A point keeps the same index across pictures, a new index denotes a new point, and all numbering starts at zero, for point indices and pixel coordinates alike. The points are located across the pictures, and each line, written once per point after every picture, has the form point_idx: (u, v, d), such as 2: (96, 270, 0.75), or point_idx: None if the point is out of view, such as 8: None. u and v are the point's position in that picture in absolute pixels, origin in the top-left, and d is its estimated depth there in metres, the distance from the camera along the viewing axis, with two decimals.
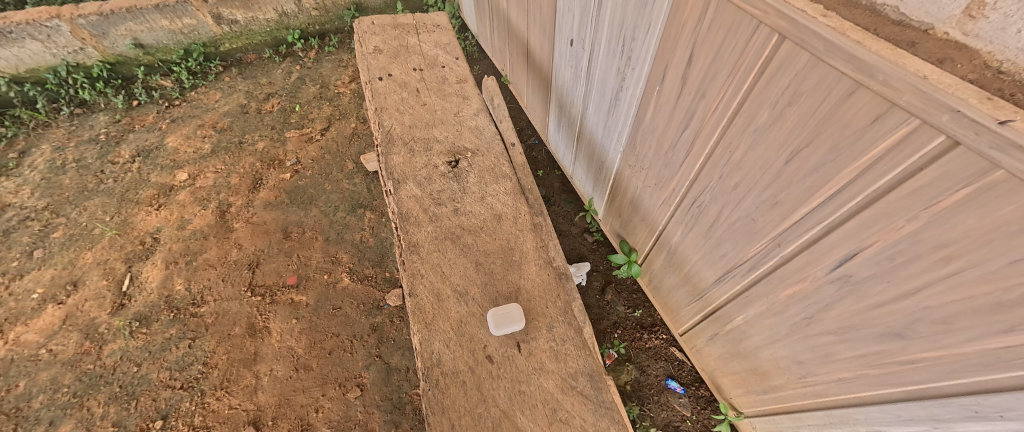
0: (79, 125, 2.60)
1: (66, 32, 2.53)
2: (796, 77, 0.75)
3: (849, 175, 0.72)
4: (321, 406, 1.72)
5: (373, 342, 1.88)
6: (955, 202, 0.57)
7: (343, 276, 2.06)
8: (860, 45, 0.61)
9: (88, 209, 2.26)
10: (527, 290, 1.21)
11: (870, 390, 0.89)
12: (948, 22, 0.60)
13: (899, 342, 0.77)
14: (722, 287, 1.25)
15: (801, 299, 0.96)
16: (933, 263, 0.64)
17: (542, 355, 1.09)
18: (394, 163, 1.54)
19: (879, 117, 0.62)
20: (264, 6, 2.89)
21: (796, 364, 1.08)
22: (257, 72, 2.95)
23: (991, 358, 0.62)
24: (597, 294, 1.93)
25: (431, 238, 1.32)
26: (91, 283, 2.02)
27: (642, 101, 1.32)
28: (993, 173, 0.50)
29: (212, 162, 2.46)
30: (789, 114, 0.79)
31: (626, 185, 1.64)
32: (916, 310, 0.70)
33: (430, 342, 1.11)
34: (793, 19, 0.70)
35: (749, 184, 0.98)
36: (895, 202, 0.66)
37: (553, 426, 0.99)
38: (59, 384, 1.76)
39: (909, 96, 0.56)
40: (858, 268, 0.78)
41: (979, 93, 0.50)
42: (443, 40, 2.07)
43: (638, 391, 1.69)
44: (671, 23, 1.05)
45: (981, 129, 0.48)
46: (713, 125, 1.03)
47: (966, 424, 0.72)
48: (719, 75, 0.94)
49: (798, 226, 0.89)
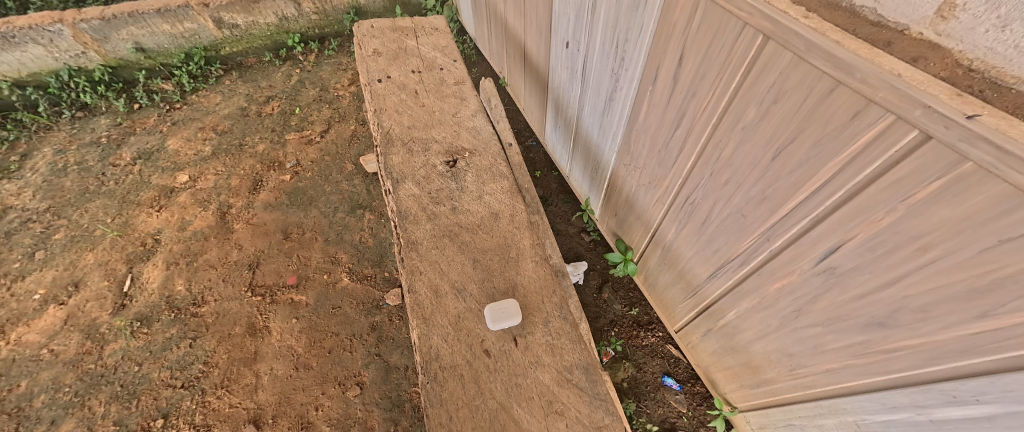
0: (80, 128, 2.62)
1: (68, 36, 2.56)
2: (780, 76, 0.78)
3: (831, 170, 0.75)
4: (320, 404, 1.74)
5: (372, 341, 1.90)
6: (928, 195, 0.60)
7: (343, 275, 2.08)
8: (839, 45, 0.64)
9: (89, 211, 2.28)
10: (524, 287, 1.23)
11: (857, 380, 0.92)
12: (921, 22, 0.62)
13: (881, 331, 0.79)
14: (716, 282, 1.27)
15: (790, 293, 0.99)
16: (912, 253, 0.67)
17: (538, 349, 1.11)
18: (393, 163, 1.57)
19: (858, 113, 0.65)
20: (265, 10, 2.92)
21: (786, 357, 1.10)
22: (257, 75, 2.99)
23: (967, 344, 0.65)
24: (594, 292, 1.96)
25: (429, 235, 1.35)
26: (92, 284, 2.03)
27: (635, 102, 1.35)
28: (962, 165, 0.53)
29: (213, 164, 2.48)
30: (774, 111, 0.82)
31: (621, 184, 1.67)
32: (896, 299, 0.73)
33: (429, 336, 1.13)
34: (775, 20, 0.74)
35: (738, 180, 1.01)
36: (874, 195, 0.68)
37: (550, 418, 1.01)
38: (60, 383, 1.77)
39: (885, 93, 0.58)
40: (841, 260, 0.81)
41: (949, 90, 0.53)
42: (442, 42, 2.10)
43: (635, 388, 1.71)
44: (662, 24, 1.08)
45: (950, 123, 0.51)
46: (704, 124, 1.06)
47: (945, 409, 0.75)
48: (708, 74, 0.97)
49: (785, 221, 0.91)
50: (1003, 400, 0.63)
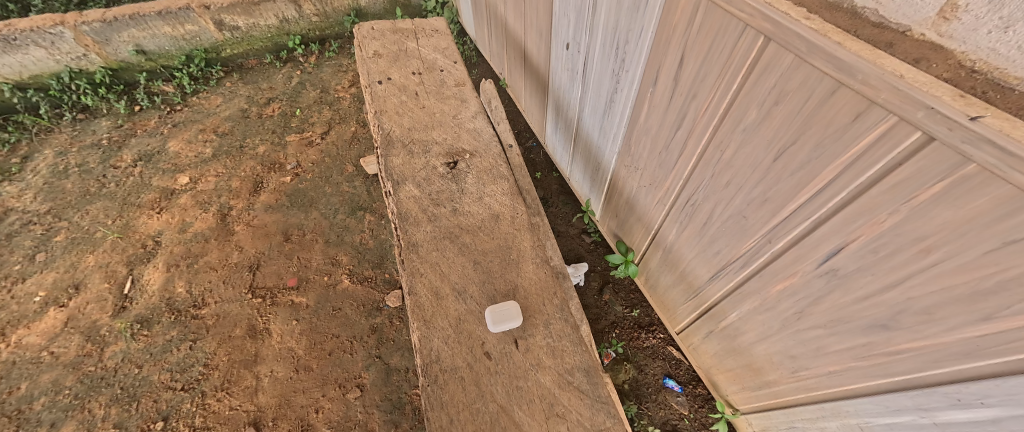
0: (81, 130, 2.62)
1: (70, 38, 2.57)
2: (782, 77, 0.78)
3: (832, 172, 0.75)
4: (321, 407, 1.73)
5: (372, 343, 1.90)
6: (930, 196, 0.60)
7: (343, 277, 2.07)
8: (841, 46, 0.64)
9: (90, 213, 2.28)
10: (524, 288, 1.23)
11: (860, 382, 0.91)
12: (923, 23, 0.62)
13: (884, 333, 0.79)
14: (717, 283, 1.27)
15: (791, 294, 0.98)
16: (915, 255, 0.66)
17: (539, 352, 1.11)
18: (393, 164, 1.56)
19: (860, 114, 0.65)
20: (265, 12, 2.93)
21: (788, 359, 1.10)
22: (258, 77, 2.99)
23: (971, 346, 0.65)
24: (595, 294, 1.95)
25: (430, 237, 1.34)
26: (92, 286, 2.03)
27: (636, 103, 1.35)
28: (965, 167, 0.53)
29: (213, 166, 2.48)
30: (776, 113, 0.82)
31: (622, 185, 1.67)
32: (899, 301, 0.73)
33: (429, 339, 1.13)
34: (777, 21, 0.73)
35: (739, 181, 1.01)
36: (877, 196, 0.68)
37: (550, 421, 1.01)
38: (61, 386, 1.77)
39: (887, 94, 0.58)
40: (844, 262, 0.81)
41: (952, 91, 0.52)
42: (442, 44, 2.10)
43: (636, 390, 1.70)
44: (663, 25, 1.08)
45: (953, 124, 0.51)
46: (705, 125, 1.05)
47: (949, 412, 0.74)
48: (708, 76, 0.97)
49: (787, 222, 0.91)
50: (1008, 404, 0.63)
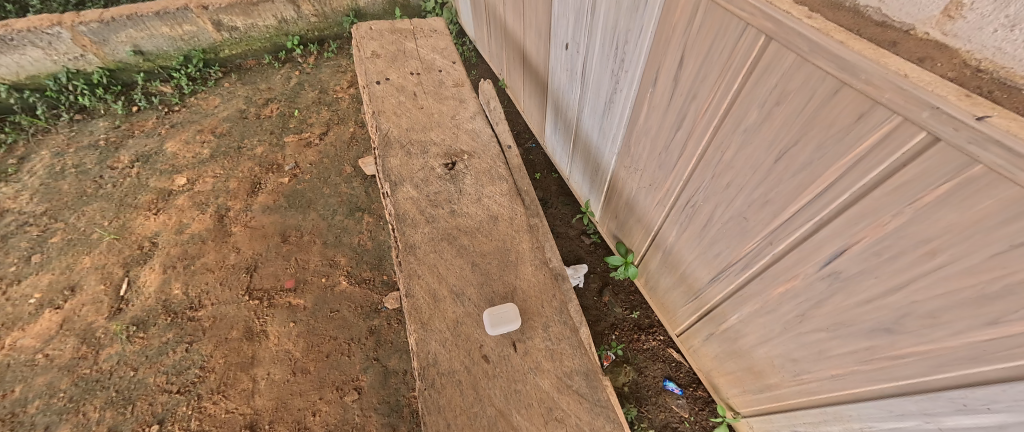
0: (78, 131, 2.61)
1: (67, 39, 2.55)
2: (783, 77, 0.76)
3: (834, 173, 0.74)
4: (318, 410, 1.72)
5: (370, 345, 1.88)
6: (934, 198, 0.59)
7: (341, 279, 2.06)
8: (843, 45, 0.63)
9: (87, 214, 2.27)
10: (523, 290, 1.22)
11: (863, 387, 0.90)
12: (927, 22, 0.61)
13: (888, 337, 0.78)
14: (718, 286, 1.26)
15: (793, 297, 0.97)
16: (920, 257, 0.65)
17: (538, 355, 1.10)
18: (391, 165, 1.55)
19: (863, 115, 0.64)
20: (264, 12, 2.91)
21: (790, 362, 1.09)
22: (257, 77, 2.98)
23: (976, 351, 0.63)
24: (594, 295, 1.94)
25: (427, 239, 1.33)
26: (88, 288, 2.02)
27: (635, 103, 1.34)
28: (971, 168, 0.52)
29: (211, 167, 2.47)
30: (777, 113, 0.81)
31: (621, 186, 1.66)
32: (904, 305, 0.71)
33: (426, 341, 1.11)
34: (777, 20, 0.72)
35: (740, 183, 1.00)
36: (880, 198, 0.67)
37: (548, 425, 0.99)
38: (55, 388, 1.75)
39: (891, 93, 0.57)
40: (846, 265, 0.80)
41: (957, 91, 0.51)
42: (441, 44, 2.09)
43: (636, 392, 1.69)
44: (662, 25, 1.07)
45: (958, 125, 0.50)
46: (705, 125, 1.04)
47: (954, 418, 0.73)
48: (708, 76, 0.96)
49: (788, 224, 0.90)
50: (1014, 409, 0.62)
